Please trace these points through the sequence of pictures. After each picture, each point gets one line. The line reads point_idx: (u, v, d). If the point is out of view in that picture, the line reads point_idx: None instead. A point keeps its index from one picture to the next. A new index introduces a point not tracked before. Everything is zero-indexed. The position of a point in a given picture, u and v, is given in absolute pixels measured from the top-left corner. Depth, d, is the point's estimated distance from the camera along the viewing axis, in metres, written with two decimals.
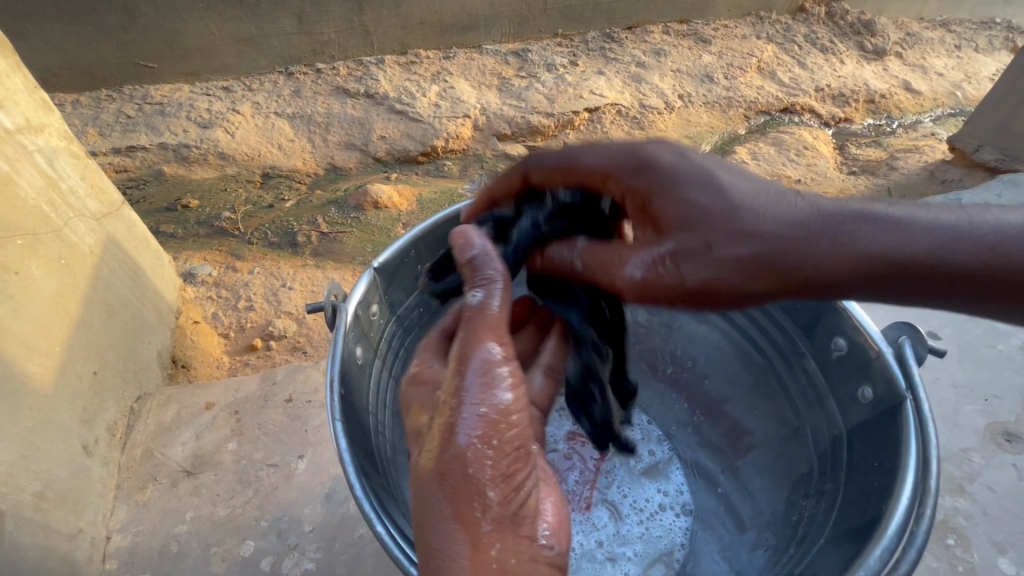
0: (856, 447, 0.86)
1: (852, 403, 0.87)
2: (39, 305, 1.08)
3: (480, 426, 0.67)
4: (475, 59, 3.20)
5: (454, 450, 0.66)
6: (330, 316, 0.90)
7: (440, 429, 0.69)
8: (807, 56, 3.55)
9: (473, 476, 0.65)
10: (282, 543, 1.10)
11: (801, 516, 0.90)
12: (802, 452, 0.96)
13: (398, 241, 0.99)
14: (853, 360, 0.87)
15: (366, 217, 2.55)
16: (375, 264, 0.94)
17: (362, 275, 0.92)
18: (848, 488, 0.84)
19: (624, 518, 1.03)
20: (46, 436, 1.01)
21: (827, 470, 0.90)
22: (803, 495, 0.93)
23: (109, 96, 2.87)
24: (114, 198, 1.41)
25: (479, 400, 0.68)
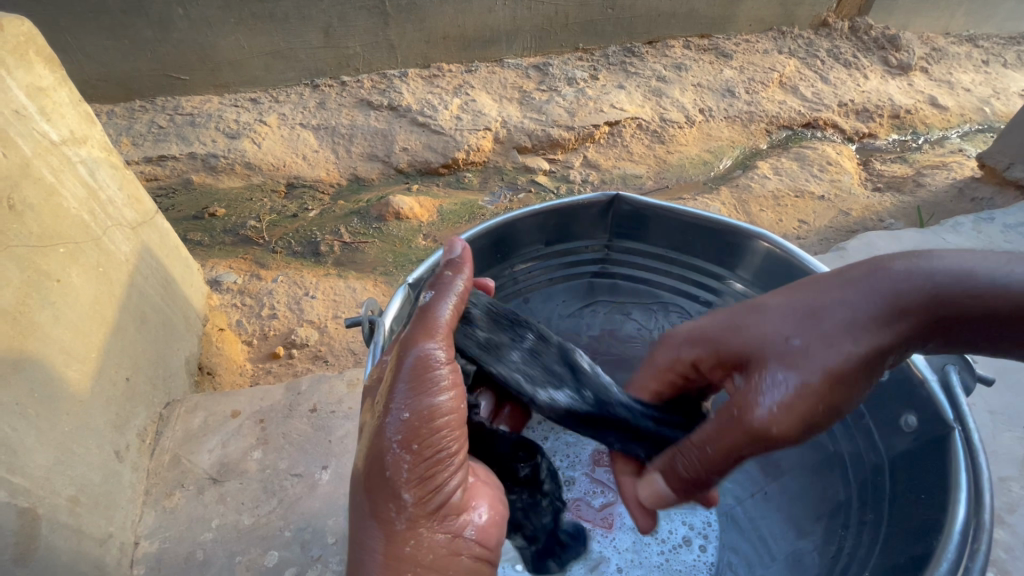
0: (899, 478, 0.83)
1: (895, 433, 0.85)
2: (79, 311, 1.11)
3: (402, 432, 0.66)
4: (496, 73, 3.25)
5: (379, 445, 0.65)
6: (368, 330, 0.84)
7: (371, 435, 0.67)
8: (829, 71, 3.53)
9: (390, 477, 0.65)
10: (305, 554, 1.10)
11: (841, 547, 0.88)
12: (842, 478, 0.93)
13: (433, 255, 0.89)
14: (892, 390, 0.85)
15: (388, 227, 2.58)
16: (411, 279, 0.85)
17: (400, 290, 0.83)
18: (893, 520, 0.82)
19: (644, 548, 1.03)
20: (81, 440, 1.03)
21: (868, 500, 0.87)
22: (842, 525, 0.90)
23: (143, 107, 2.97)
24: (148, 208, 1.44)
25: (405, 407, 0.66)
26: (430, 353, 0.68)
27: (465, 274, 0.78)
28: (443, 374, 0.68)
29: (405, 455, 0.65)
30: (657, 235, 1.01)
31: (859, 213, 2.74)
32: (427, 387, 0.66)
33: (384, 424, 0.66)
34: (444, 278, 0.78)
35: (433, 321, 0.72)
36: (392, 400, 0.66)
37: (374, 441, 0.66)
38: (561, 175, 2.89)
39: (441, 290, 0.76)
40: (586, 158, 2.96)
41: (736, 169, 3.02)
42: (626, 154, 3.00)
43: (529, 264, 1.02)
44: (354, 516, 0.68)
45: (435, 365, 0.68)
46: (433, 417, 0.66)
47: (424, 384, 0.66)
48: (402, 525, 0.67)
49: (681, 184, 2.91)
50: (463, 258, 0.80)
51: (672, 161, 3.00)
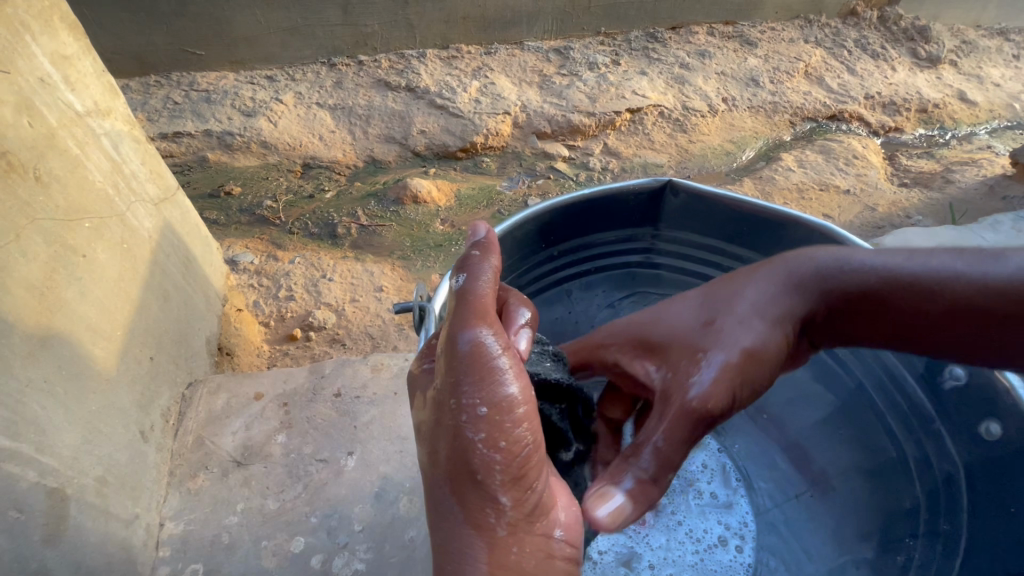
0: (978, 488, 0.83)
1: (972, 441, 0.84)
2: (104, 288, 1.08)
3: (482, 430, 0.57)
4: (516, 56, 3.17)
5: (461, 449, 0.58)
6: (418, 316, 0.82)
7: (446, 437, 0.59)
8: (857, 62, 3.43)
9: (481, 480, 0.58)
10: (332, 540, 1.08)
11: (909, 556, 0.89)
12: (905, 484, 0.92)
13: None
14: (970, 394, 0.84)
15: (405, 211, 2.55)
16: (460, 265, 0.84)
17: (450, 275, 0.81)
18: (976, 531, 0.83)
19: (678, 545, 1.00)
20: (107, 420, 1.00)
21: (937, 508, 0.88)
22: (906, 533, 0.90)
23: (158, 82, 2.92)
24: (171, 184, 1.41)
25: (480, 401, 0.57)
26: (492, 338, 0.59)
27: (494, 253, 0.70)
28: (501, 361, 0.58)
29: (493, 454, 0.57)
30: (708, 226, 0.97)
31: (885, 209, 2.67)
32: (496, 375, 0.58)
33: (461, 425, 0.58)
34: (471, 259, 0.69)
35: (479, 303, 0.62)
36: (459, 397, 0.58)
37: (452, 444, 0.58)
38: (581, 162, 2.83)
39: (473, 272, 0.67)
40: (606, 146, 2.90)
41: (759, 160, 2.95)
42: (647, 142, 2.94)
43: (570, 250, 0.99)
44: (444, 532, 0.60)
45: (493, 351, 0.58)
46: (511, 408, 0.57)
47: (490, 373, 0.57)
48: (502, 530, 0.59)
49: (703, 175, 2.85)
50: (489, 242, 0.71)
51: (694, 150, 2.94)
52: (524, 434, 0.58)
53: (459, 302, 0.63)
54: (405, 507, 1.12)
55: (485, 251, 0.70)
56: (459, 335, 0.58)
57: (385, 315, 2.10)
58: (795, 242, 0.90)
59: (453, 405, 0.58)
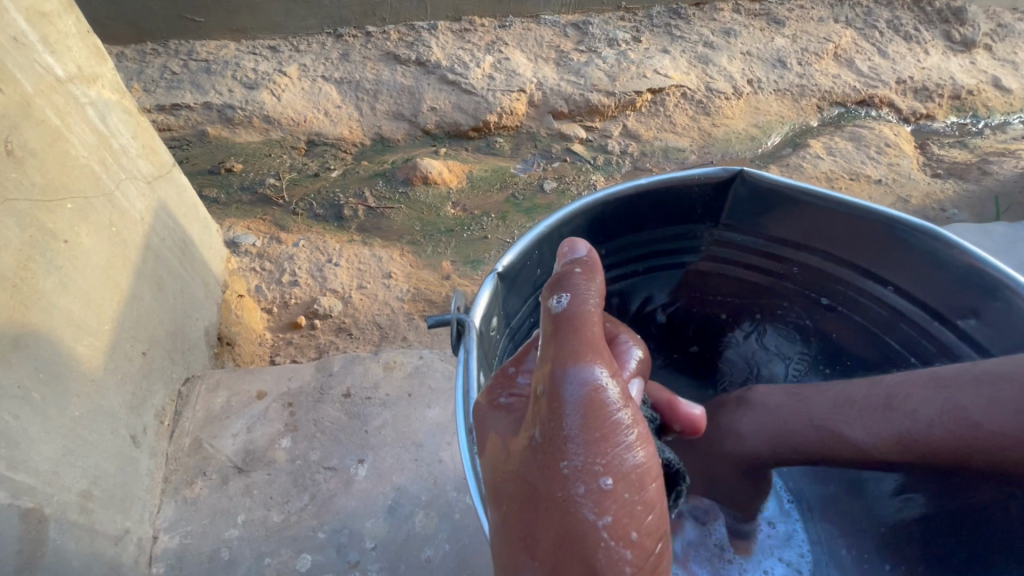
0: None
1: None
2: (89, 278, 0.97)
3: (608, 511, 0.44)
4: (532, 30, 2.99)
5: (574, 532, 0.44)
6: (455, 333, 0.69)
7: (552, 515, 0.46)
8: (889, 43, 3.24)
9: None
10: (342, 559, 0.99)
11: None
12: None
13: (525, 238, 0.76)
14: None
15: (414, 192, 2.42)
16: (501, 267, 0.71)
17: (489, 280, 0.70)
18: None
19: (724, 566, 0.97)
20: (93, 427, 0.90)
21: None
22: None
23: (154, 50, 2.77)
24: (165, 160, 1.28)
25: (602, 471, 0.44)
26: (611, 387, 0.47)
27: (600, 272, 0.59)
28: (623, 414, 0.46)
29: (621, 547, 0.44)
30: (780, 225, 0.89)
31: (919, 200, 2.53)
32: (620, 434, 0.46)
33: (575, 501, 0.45)
34: (573, 277, 0.57)
35: (589, 330, 0.51)
36: (571, 461, 0.45)
37: (560, 526, 0.45)
38: (599, 144, 2.69)
39: (576, 290, 0.55)
40: (625, 128, 2.75)
41: (786, 146, 2.80)
42: (669, 125, 2.79)
43: (619, 248, 0.92)
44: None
45: (611, 404, 0.46)
46: (640, 481, 0.45)
47: (613, 431, 0.46)
48: None
49: (726, 161, 2.71)
50: (593, 260, 0.61)
51: (717, 135, 2.79)
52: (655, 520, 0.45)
53: (562, 330, 0.51)
54: (422, 523, 1.03)
55: (589, 265, 0.60)
56: (572, 375, 0.46)
57: (394, 303, 1.99)
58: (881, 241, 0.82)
59: (562, 469, 0.45)
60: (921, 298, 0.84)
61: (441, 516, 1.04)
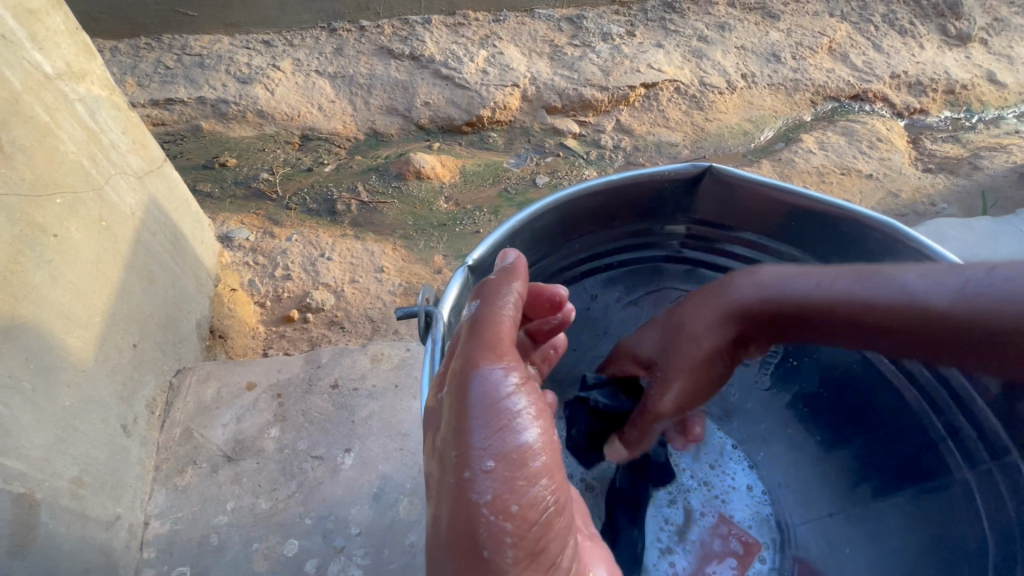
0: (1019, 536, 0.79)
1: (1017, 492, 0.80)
2: (78, 272, 0.99)
3: (493, 490, 0.48)
4: (526, 25, 3.00)
5: (464, 511, 0.48)
6: (423, 323, 0.69)
7: (448, 497, 0.50)
8: (883, 38, 3.24)
9: (490, 556, 0.48)
10: (327, 544, 1.02)
11: None
12: (967, 514, 0.86)
13: (494, 235, 0.77)
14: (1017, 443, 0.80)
15: (408, 187, 2.43)
16: (471, 261, 0.73)
17: (459, 274, 0.72)
18: None
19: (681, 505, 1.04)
20: (84, 416, 0.93)
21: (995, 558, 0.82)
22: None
23: (148, 45, 2.77)
24: (156, 155, 1.30)
25: (488, 453, 0.49)
26: (501, 377, 0.51)
27: (520, 280, 0.65)
28: (512, 401, 0.50)
29: (503, 523, 0.48)
30: (749, 219, 0.91)
31: (909, 195, 2.55)
32: (510, 420, 0.50)
33: (465, 482, 0.48)
34: (490, 284, 0.64)
35: (490, 330, 0.57)
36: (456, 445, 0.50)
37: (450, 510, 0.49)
38: (591, 139, 2.71)
39: (489, 297, 0.62)
40: (618, 122, 2.76)
41: (778, 141, 2.82)
42: (661, 119, 2.80)
43: (599, 241, 0.95)
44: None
45: (501, 393, 0.50)
46: (521, 460, 0.49)
47: (502, 419, 0.50)
48: None
49: (719, 155, 2.72)
50: (516, 268, 0.67)
51: (710, 129, 2.80)
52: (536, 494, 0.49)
53: (471, 330, 0.57)
54: (406, 510, 1.06)
55: (515, 273, 0.66)
56: (467, 366, 0.51)
57: (386, 297, 2.01)
58: (843, 235, 0.84)
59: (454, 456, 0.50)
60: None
61: (425, 503, 1.06)
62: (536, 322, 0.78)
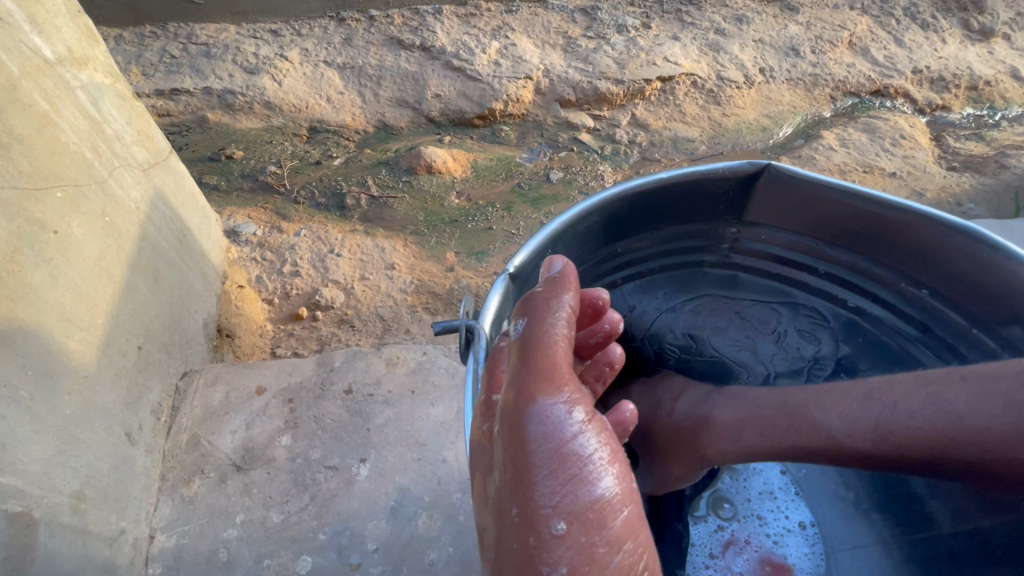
0: None
1: None
2: (80, 271, 0.93)
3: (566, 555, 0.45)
4: (539, 15, 2.92)
5: None
6: (464, 340, 0.63)
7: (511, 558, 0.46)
8: (906, 32, 3.15)
9: None
10: (343, 561, 0.96)
11: None
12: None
13: (537, 236, 0.71)
14: None
15: (418, 181, 2.37)
16: (514, 267, 0.67)
17: (500, 281, 0.65)
18: None
19: (730, 521, 1.04)
20: (87, 425, 0.87)
21: None
22: None
23: (153, 33, 2.71)
24: (161, 147, 1.24)
25: (556, 514, 0.45)
26: (564, 422, 0.48)
27: (570, 289, 0.60)
28: (579, 448, 0.47)
29: None
30: (807, 222, 0.86)
31: (935, 194, 2.47)
32: (579, 472, 0.47)
33: (532, 546, 0.45)
34: (535, 299, 0.59)
35: (545, 361, 0.52)
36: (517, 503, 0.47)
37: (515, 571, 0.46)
38: (606, 134, 2.63)
39: (538, 315, 0.56)
40: (634, 117, 2.69)
41: (798, 138, 2.74)
42: (678, 114, 2.72)
43: (643, 242, 0.90)
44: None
45: (567, 441, 0.47)
46: (597, 520, 0.46)
47: (571, 470, 0.47)
48: None
49: (737, 151, 2.65)
50: (565, 278, 0.61)
51: (728, 125, 2.72)
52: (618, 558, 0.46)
53: (523, 359, 0.53)
54: (425, 524, 1.00)
55: (565, 281, 0.61)
56: (528, 413, 0.48)
57: (397, 295, 1.95)
58: (911, 242, 0.79)
59: (516, 515, 0.47)
60: (956, 301, 0.81)
61: (445, 517, 1.01)
62: (581, 335, 0.73)
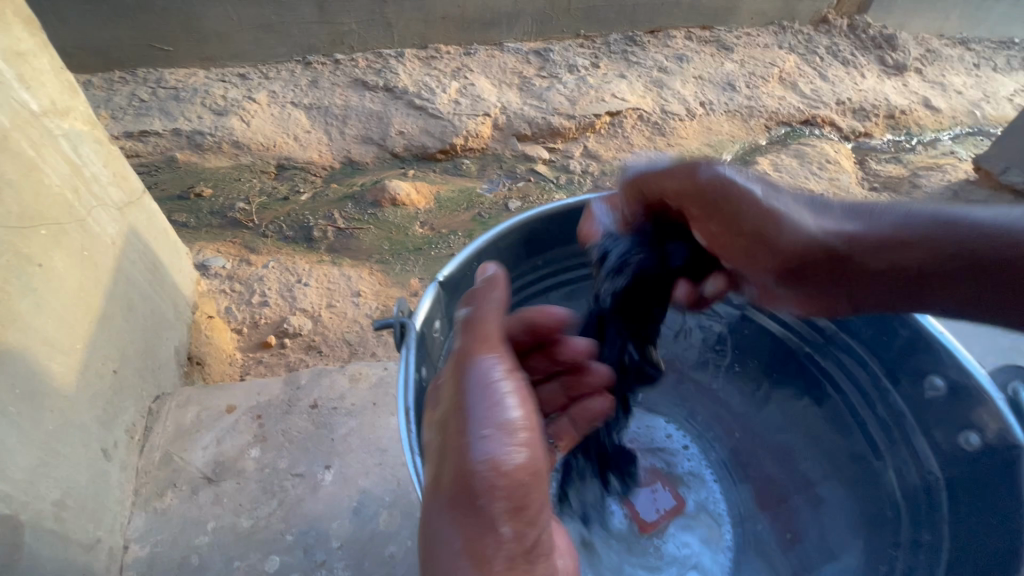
0: (959, 499, 0.88)
1: (954, 451, 0.89)
2: (62, 300, 1.02)
3: (488, 453, 0.58)
4: (496, 57, 3.14)
5: (464, 466, 0.59)
6: (399, 335, 0.77)
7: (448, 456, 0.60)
8: (828, 68, 3.50)
9: (484, 506, 0.57)
10: (309, 559, 1.04)
11: (894, 566, 0.95)
12: (895, 492, 0.97)
13: (464, 252, 0.87)
14: (954, 404, 0.87)
15: (383, 213, 2.50)
16: (442, 276, 0.83)
17: (431, 287, 0.81)
18: (953, 541, 0.88)
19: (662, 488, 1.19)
20: (67, 439, 0.96)
21: (920, 520, 0.93)
22: (891, 543, 0.96)
23: (123, 79, 2.82)
24: (135, 187, 1.35)
25: (484, 422, 0.61)
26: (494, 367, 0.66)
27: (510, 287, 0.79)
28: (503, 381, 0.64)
29: (497, 479, 0.58)
30: None
31: None
32: (502, 396, 0.63)
33: (464, 445, 0.59)
34: (480, 292, 0.77)
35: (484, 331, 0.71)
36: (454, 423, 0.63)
37: (451, 470, 0.59)
38: (561, 165, 2.83)
39: (479, 302, 0.75)
40: (586, 149, 2.90)
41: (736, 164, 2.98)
42: (627, 145, 2.94)
43: (558, 257, 1.07)
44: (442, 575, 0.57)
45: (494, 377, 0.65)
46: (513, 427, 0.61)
47: (497, 395, 0.63)
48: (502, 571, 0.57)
49: None
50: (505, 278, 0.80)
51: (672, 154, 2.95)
52: (524, 456, 0.59)
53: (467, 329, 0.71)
54: (385, 522, 1.09)
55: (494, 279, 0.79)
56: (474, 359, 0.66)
57: (364, 321, 2.05)
58: None
59: (455, 425, 0.62)
60: None
61: (404, 514, 1.10)
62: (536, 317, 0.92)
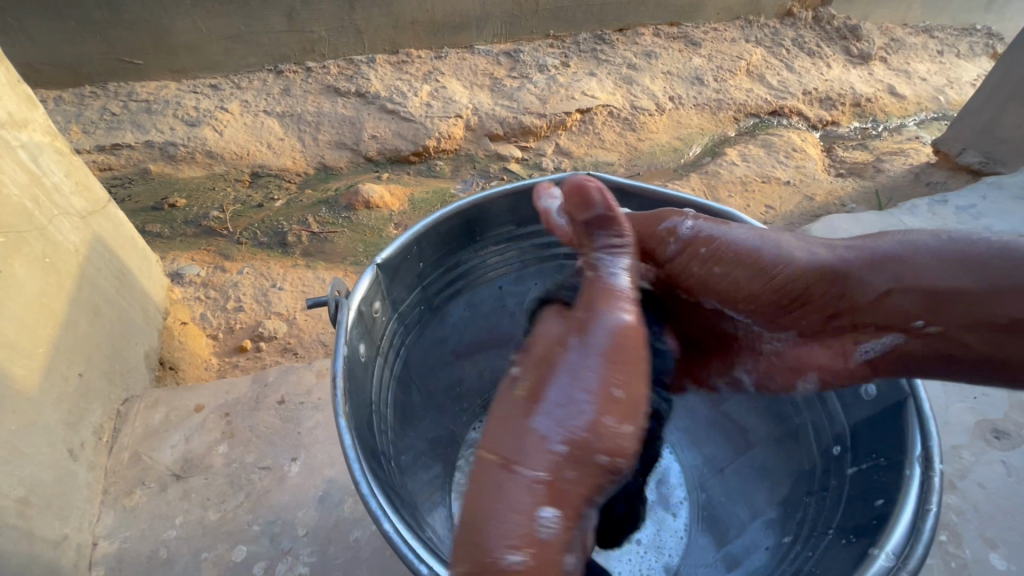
0: (859, 444, 0.91)
1: (855, 402, 0.94)
2: (22, 306, 1.06)
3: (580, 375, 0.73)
4: (467, 59, 3.19)
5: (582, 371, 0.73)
6: (335, 310, 0.89)
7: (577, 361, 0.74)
8: (794, 59, 3.58)
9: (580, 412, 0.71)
10: (275, 547, 1.08)
11: (805, 514, 0.95)
12: (814, 447, 1.00)
13: (402, 236, 0.98)
14: None
15: (357, 217, 2.53)
16: (380, 258, 0.94)
17: (369, 269, 0.92)
18: (853, 484, 0.90)
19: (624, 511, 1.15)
20: (30, 440, 1.00)
21: (830, 468, 0.95)
22: (806, 492, 0.97)
23: (94, 93, 2.83)
24: (100, 196, 1.37)
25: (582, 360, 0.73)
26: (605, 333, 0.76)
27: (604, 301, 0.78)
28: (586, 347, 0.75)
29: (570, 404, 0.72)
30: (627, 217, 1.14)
31: (822, 198, 2.76)
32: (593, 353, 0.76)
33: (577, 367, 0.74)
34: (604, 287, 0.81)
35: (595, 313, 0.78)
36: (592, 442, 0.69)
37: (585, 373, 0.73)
38: (534, 162, 2.86)
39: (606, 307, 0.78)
40: (558, 146, 2.93)
41: (705, 155, 3.03)
42: (598, 141, 2.98)
43: (500, 241, 1.16)
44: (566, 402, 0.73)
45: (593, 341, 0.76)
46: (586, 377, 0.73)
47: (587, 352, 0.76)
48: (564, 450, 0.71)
49: (652, 171, 2.91)
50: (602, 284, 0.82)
51: (643, 148, 2.99)
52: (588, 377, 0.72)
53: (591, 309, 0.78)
54: (350, 509, 1.13)
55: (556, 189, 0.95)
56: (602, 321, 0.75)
57: None
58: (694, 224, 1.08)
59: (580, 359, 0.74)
60: None
61: None
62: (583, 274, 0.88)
